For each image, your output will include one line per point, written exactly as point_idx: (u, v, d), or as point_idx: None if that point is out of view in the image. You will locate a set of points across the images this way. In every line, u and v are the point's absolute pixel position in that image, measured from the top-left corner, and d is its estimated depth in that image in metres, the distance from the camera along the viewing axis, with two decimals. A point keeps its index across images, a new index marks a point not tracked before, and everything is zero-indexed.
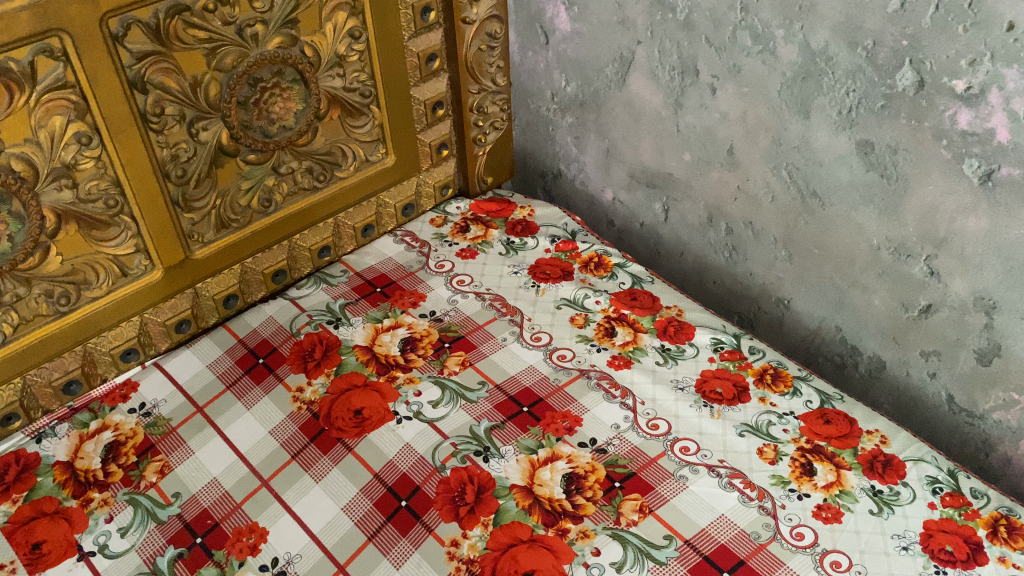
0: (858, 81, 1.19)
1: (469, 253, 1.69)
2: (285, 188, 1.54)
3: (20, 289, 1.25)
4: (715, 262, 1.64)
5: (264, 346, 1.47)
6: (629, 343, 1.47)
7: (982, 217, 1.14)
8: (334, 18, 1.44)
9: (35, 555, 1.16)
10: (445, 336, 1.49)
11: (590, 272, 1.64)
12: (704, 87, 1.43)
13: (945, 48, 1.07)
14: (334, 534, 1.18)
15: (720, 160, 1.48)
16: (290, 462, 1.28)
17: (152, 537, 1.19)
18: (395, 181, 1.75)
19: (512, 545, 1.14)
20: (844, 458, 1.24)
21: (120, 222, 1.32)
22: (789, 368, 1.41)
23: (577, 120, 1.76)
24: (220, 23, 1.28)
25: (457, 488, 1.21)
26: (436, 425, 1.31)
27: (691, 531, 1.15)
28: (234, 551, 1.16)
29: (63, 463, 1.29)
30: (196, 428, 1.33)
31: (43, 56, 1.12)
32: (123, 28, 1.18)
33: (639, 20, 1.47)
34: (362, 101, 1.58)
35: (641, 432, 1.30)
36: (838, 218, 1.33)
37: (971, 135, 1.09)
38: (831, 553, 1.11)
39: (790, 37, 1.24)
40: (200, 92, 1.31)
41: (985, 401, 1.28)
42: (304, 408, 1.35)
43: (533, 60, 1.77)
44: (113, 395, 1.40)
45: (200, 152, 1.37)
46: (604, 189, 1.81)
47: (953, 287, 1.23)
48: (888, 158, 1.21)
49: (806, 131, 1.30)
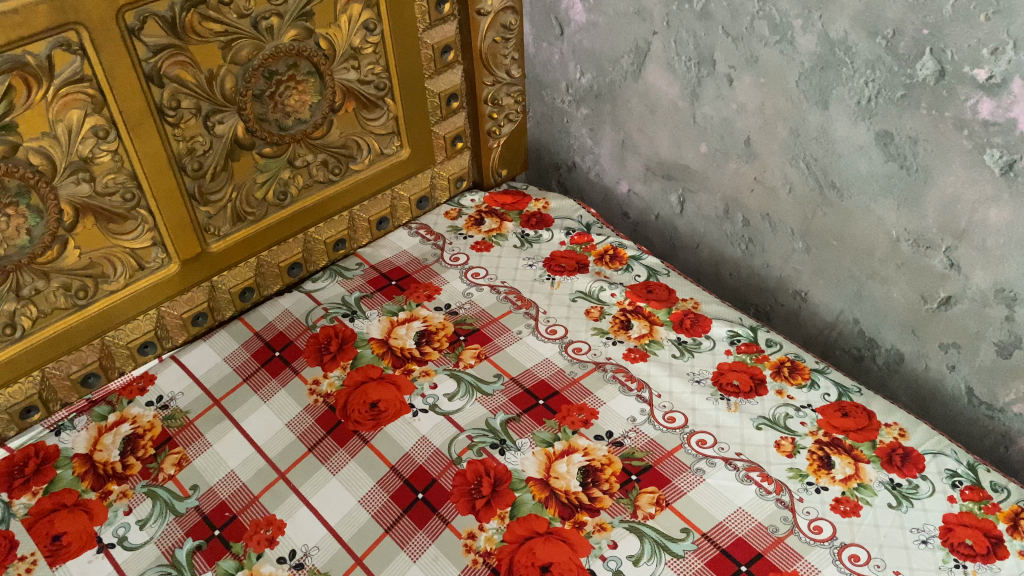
0: (877, 71, 1.17)
1: (484, 246, 1.69)
2: (300, 181, 1.54)
3: (38, 282, 1.25)
4: (732, 254, 1.63)
5: (280, 339, 1.47)
6: (645, 335, 1.47)
7: (1004, 208, 1.12)
8: (349, 11, 1.43)
9: (55, 546, 1.17)
10: (461, 330, 1.49)
11: (605, 265, 1.64)
12: (721, 77, 1.42)
13: (966, 37, 1.05)
14: (351, 527, 1.18)
15: (737, 151, 1.47)
16: (307, 455, 1.28)
17: (170, 530, 1.19)
18: (410, 174, 1.75)
19: (529, 538, 1.14)
20: (862, 451, 1.24)
21: (137, 215, 1.32)
22: (807, 360, 1.40)
23: (592, 112, 1.75)
24: (236, 16, 1.28)
25: (474, 480, 1.21)
26: (452, 417, 1.31)
27: (708, 524, 1.14)
28: (253, 543, 1.17)
29: (82, 455, 1.29)
30: (214, 420, 1.34)
31: (60, 50, 1.12)
32: (139, 22, 1.18)
33: (655, 11, 1.46)
34: (377, 93, 1.58)
35: (658, 425, 1.30)
36: (857, 210, 1.32)
37: (993, 125, 1.08)
38: (850, 546, 1.11)
39: (809, 28, 1.23)
40: (216, 85, 1.31)
41: (1007, 394, 1.27)
42: (321, 401, 1.36)
43: (547, 51, 1.76)
44: (131, 387, 1.41)
45: (216, 146, 1.37)
46: (619, 180, 1.80)
47: (974, 279, 1.22)
48: (908, 149, 1.19)
49: (825, 122, 1.29)
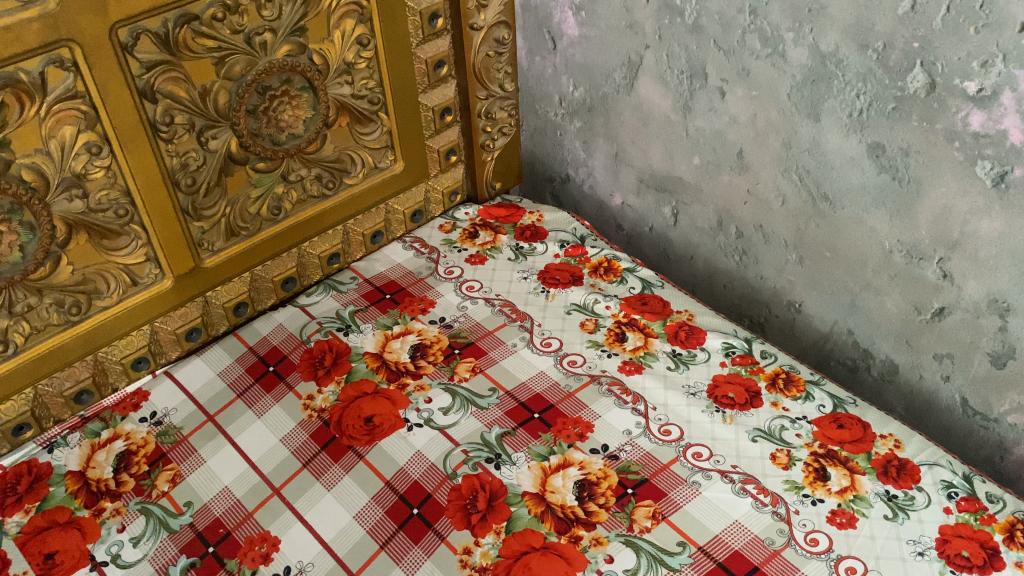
0: (868, 84, 1.18)
1: (478, 259, 1.69)
2: (294, 196, 1.54)
3: (31, 299, 1.25)
4: (726, 266, 1.63)
5: (275, 354, 1.47)
6: (640, 348, 1.47)
7: (996, 219, 1.13)
8: (342, 26, 1.44)
9: (48, 565, 1.16)
10: (455, 343, 1.48)
11: (600, 277, 1.64)
12: (712, 90, 1.42)
13: (956, 50, 1.06)
14: (346, 543, 1.17)
15: (730, 163, 1.48)
16: (301, 470, 1.28)
17: (164, 547, 1.18)
18: (403, 188, 1.75)
19: (524, 553, 1.14)
20: (857, 463, 1.24)
21: (130, 231, 1.32)
22: (801, 372, 1.40)
23: (586, 125, 1.76)
24: (229, 32, 1.28)
25: (468, 495, 1.21)
26: (447, 432, 1.31)
27: (705, 538, 1.14)
28: (247, 559, 1.16)
29: (75, 473, 1.29)
30: (207, 437, 1.33)
31: (53, 66, 1.12)
32: (132, 38, 1.18)
33: (647, 24, 1.46)
34: (371, 108, 1.58)
35: (653, 438, 1.29)
36: (849, 221, 1.33)
37: (984, 137, 1.09)
38: (846, 558, 1.11)
39: (800, 40, 1.23)
40: (209, 100, 1.31)
41: (1001, 404, 1.27)
42: (315, 416, 1.35)
43: (541, 65, 1.76)
44: (124, 404, 1.40)
45: (210, 161, 1.37)
46: (613, 193, 1.81)
47: (967, 290, 1.22)
48: (900, 161, 1.20)
49: (817, 133, 1.29)
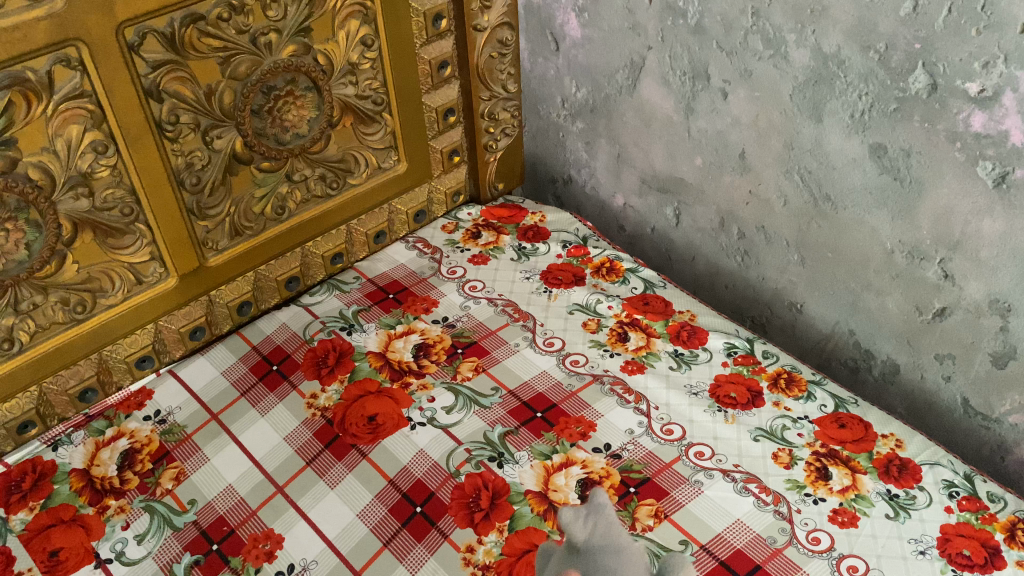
0: (870, 85, 1.19)
1: (481, 260, 1.70)
2: (298, 196, 1.55)
3: (37, 297, 1.25)
4: (728, 266, 1.64)
5: (278, 353, 1.47)
6: (642, 348, 1.47)
7: (997, 219, 1.13)
8: (347, 27, 1.45)
9: (53, 562, 1.16)
10: (458, 342, 1.49)
11: (602, 277, 1.65)
12: (715, 91, 1.43)
13: (958, 51, 1.07)
14: (350, 540, 1.18)
15: (732, 164, 1.48)
16: (305, 468, 1.28)
17: (168, 545, 1.19)
18: (406, 189, 1.76)
19: (527, 550, 1.14)
20: (859, 462, 1.24)
21: (135, 230, 1.33)
22: (803, 372, 1.41)
23: (588, 126, 1.76)
24: (234, 32, 1.29)
25: (472, 493, 1.21)
26: (450, 430, 1.32)
27: (707, 536, 1.15)
28: (251, 557, 1.16)
29: (79, 470, 1.29)
30: (211, 435, 1.34)
31: (60, 65, 1.13)
32: (138, 38, 1.19)
33: (650, 25, 1.47)
34: (374, 108, 1.59)
35: (655, 437, 1.30)
36: (851, 222, 1.33)
37: (985, 138, 1.09)
38: (848, 557, 1.11)
39: (802, 42, 1.24)
40: (214, 100, 1.32)
41: (1002, 404, 1.27)
42: (319, 415, 1.36)
43: (544, 66, 1.77)
44: (129, 402, 1.40)
45: (215, 160, 1.38)
46: (615, 194, 1.82)
47: (968, 290, 1.23)
48: (902, 162, 1.21)
49: (819, 134, 1.30)
